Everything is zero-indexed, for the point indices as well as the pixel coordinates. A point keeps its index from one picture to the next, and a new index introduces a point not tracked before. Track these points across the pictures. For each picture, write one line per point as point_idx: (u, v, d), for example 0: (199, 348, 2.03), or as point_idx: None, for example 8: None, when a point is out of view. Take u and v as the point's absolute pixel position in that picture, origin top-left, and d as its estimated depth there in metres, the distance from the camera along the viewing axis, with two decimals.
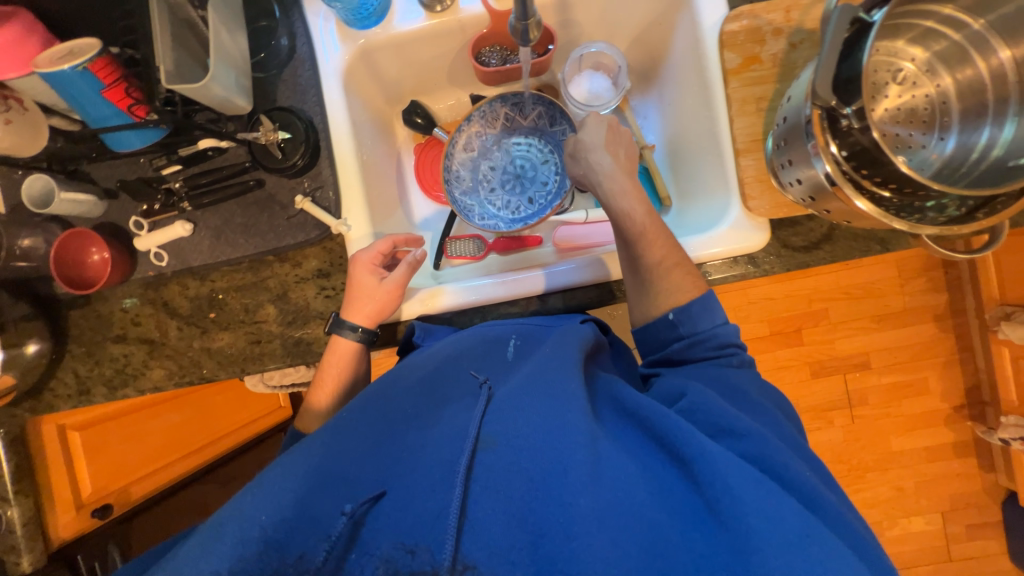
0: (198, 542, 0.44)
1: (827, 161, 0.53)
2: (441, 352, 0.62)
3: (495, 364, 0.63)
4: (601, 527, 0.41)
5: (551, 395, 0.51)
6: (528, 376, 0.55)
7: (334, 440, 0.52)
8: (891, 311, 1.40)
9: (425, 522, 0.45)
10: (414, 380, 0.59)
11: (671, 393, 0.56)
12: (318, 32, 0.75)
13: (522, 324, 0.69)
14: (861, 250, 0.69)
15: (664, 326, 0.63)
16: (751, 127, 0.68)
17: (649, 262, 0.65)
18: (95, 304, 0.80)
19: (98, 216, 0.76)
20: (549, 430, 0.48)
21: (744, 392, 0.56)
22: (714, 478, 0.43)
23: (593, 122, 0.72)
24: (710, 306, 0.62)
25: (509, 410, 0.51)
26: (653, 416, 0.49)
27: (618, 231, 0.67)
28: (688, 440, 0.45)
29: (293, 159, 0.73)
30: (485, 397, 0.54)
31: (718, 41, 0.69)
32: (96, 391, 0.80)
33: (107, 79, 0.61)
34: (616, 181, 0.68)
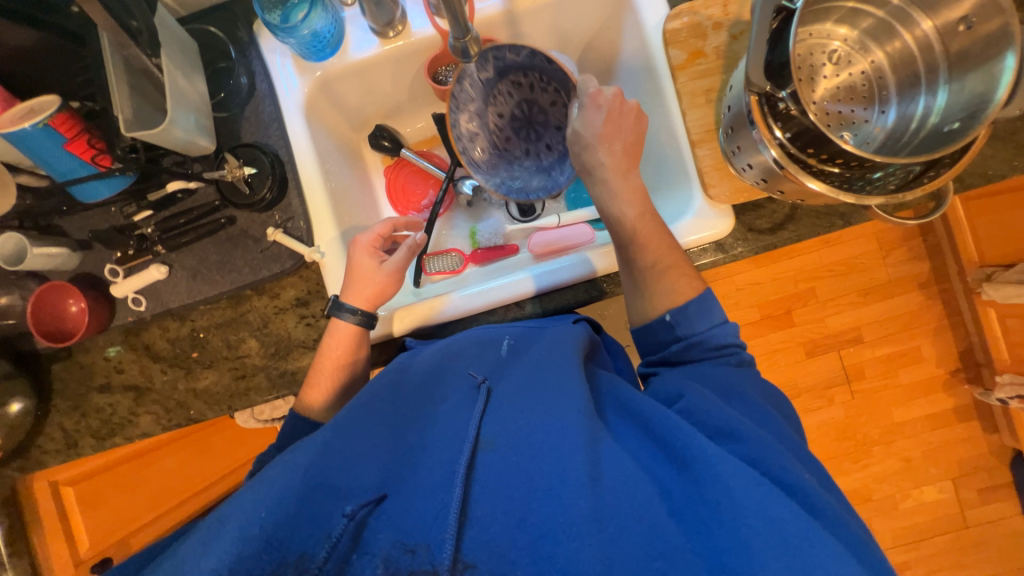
0: (196, 539, 0.43)
1: (773, 146, 0.55)
2: (436, 356, 0.64)
3: (490, 363, 0.62)
4: (601, 528, 0.41)
5: (551, 396, 0.52)
6: (531, 380, 0.56)
7: (337, 436, 0.50)
8: (875, 284, 1.42)
9: (425, 521, 0.44)
10: (413, 389, 0.59)
11: (670, 394, 0.56)
12: (276, 68, 0.77)
13: (514, 327, 0.70)
14: (825, 227, 0.70)
15: (661, 326, 0.64)
16: (703, 118, 0.70)
17: (643, 263, 0.66)
18: (78, 356, 0.80)
19: (73, 267, 0.76)
20: (552, 428, 0.48)
21: (731, 388, 0.56)
22: (715, 481, 0.42)
23: (592, 113, 0.69)
24: (707, 307, 0.63)
25: (510, 414, 0.51)
26: (656, 420, 0.49)
27: (614, 230, 0.69)
28: (689, 443, 0.45)
29: (261, 193, 0.74)
30: (484, 396, 0.54)
31: (662, 39, 0.72)
32: (84, 444, 0.80)
33: (70, 133, 0.62)
34: (609, 184, 0.69)
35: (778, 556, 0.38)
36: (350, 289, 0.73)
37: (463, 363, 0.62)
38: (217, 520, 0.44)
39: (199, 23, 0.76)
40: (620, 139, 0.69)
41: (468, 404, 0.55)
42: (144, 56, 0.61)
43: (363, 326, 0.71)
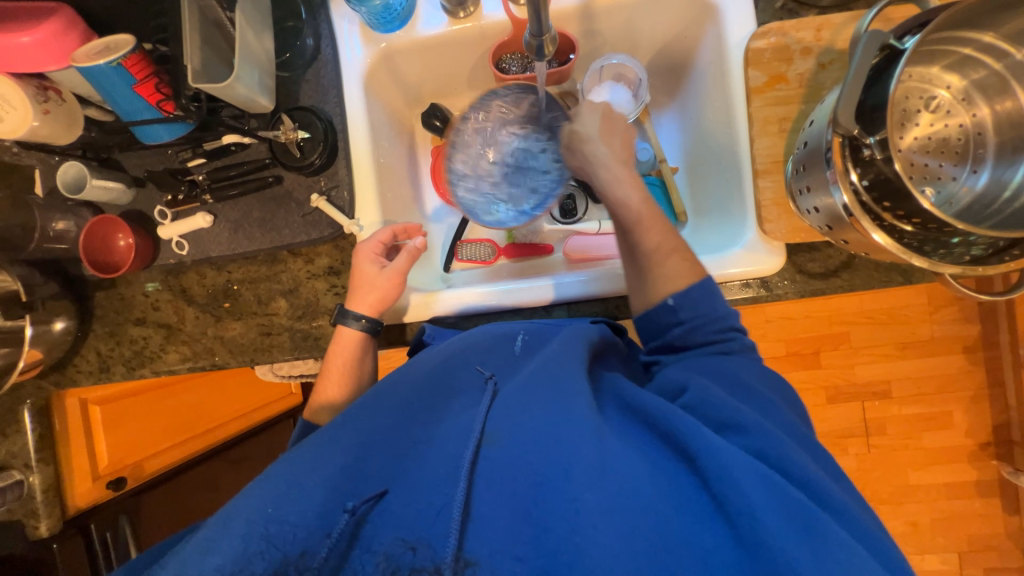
0: (207, 529, 0.44)
1: (846, 191, 0.51)
2: (449, 349, 0.63)
3: (501, 364, 0.62)
4: (605, 522, 0.40)
5: (553, 388, 0.52)
6: (529, 372, 0.55)
7: (344, 430, 0.52)
8: (917, 340, 1.35)
9: (425, 519, 0.44)
10: (419, 378, 0.59)
11: (674, 384, 0.55)
12: (342, 34, 0.76)
13: (530, 323, 0.69)
14: (882, 281, 0.66)
15: (663, 312, 0.60)
16: (772, 148, 0.66)
17: (647, 248, 0.63)
18: (120, 287, 0.83)
19: (126, 203, 0.79)
20: (554, 421, 0.48)
21: (733, 373, 0.54)
22: (721, 472, 0.41)
23: (588, 115, 0.72)
24: (711, 293, 0.59)
25: (512, 406, 0.51)
26: (657, 411, 0.48)
27: (615, 219, 0.66)
28: (694, 435, 0.44)
29: (311, 158, 0.74)
30: (490, 393, 0.54)
31: (743, 58, 0.68)
32: (115, 370, 0.84)
33: (139, 74, 0.63)
34: (611, 171, 0.67)
35: (795, 552, 0.37)
36: (358, 289, 0.73)
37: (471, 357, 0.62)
38: (226, 511, 0.45)
39: None
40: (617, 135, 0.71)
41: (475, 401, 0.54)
42: (220, 9, 0.64)
43: (368, 333, 0.72)
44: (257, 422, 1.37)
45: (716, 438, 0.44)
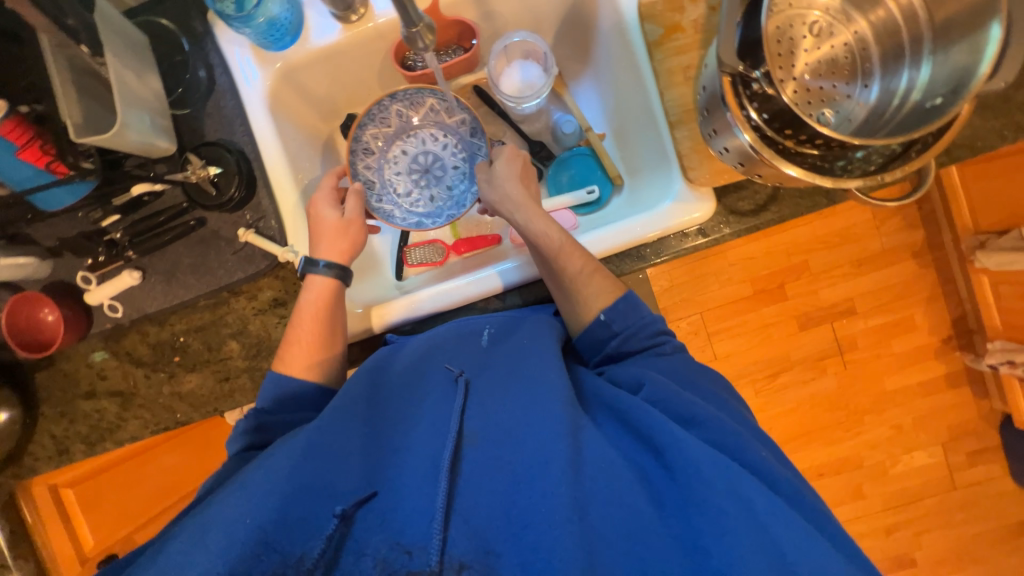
0: (178, 544, 0.40)
1: (747, 129, 0.53)
2: (416, 351, 0.61)
3: (471, 353, 0.60)
4: (582, 516, 0.41)
5: (533, 384, 0.52)
6: (504, 373, 0.55)
7: (323, 434, 0.47)
8: (868, 255, 1.40)
9: (411, 518, 0.43)
10: (393, 389, 0.56)
11: (631, 380, 0.56)
12: (234, 61, 0.73)
13: (495, 316, 0.66)
14: (808, 206, 0.69)
15: (598, 328, 0.62)
16: (681, 97, 0.68)
17: (571, 272, 0.62)
18: (60, 363, 0.80)
19: (45, 276, 0.75)
20: (532, 421, 0.48)
21: (667, 365, 0.59)
22: (686, 464, 0.44)
23: (507, 160, 0.72)
24: (636, 305, 0.62)
25: (489, 406, 0.51)
26: (633, 409, 0.50)
27: (532, 250, 0.66)
28: (662, 429, 0.47)
29: (229, 193, 0.72)
30: (464, 390, 0.52)
31: (638, 14, 0.68)
32: (75, 449, 0.80)
33: (20, 139, 0.60)
34: (527, 210, 0.67)
35: (744, 546, 0.39)
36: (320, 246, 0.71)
37: (441, 355, 0.60)
38: (199, 524, 0.41)
39: (150, 15, 0.73)
40: (528, 182, 0.72)
41: (448, 397, 0.53)
42: (88, 56, 0.60)
43: (339, 281, 0.70)
44: None
45: (681, 432, 0.46)
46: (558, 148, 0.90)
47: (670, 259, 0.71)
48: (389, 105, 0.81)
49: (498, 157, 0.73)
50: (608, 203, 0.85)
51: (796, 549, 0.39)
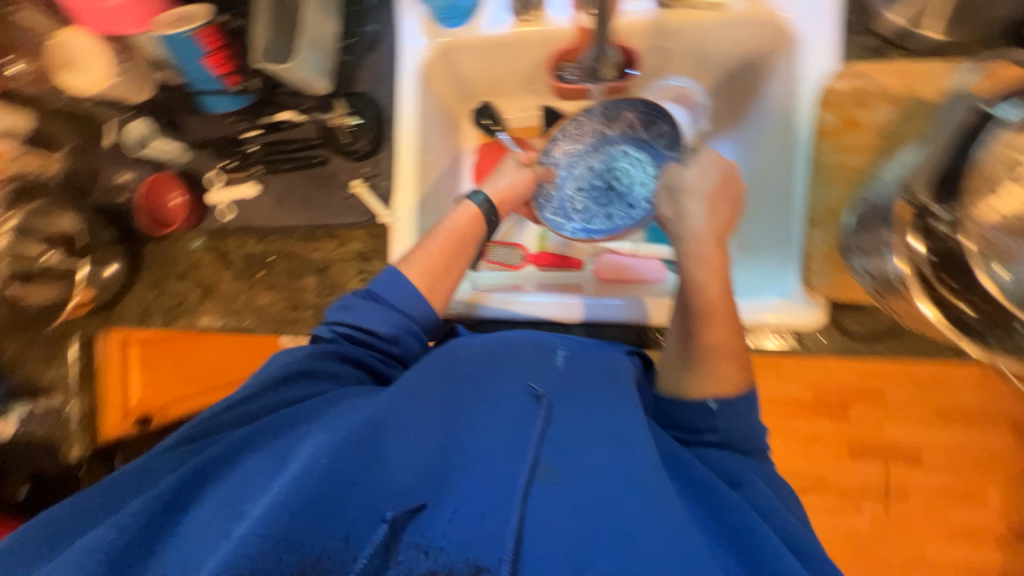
0: (254, 463, 0.45)
1: (903, 259, 0.48)
2: (493, 352, 0.59)
3: (551, 373, 0.57)
4: None
5: (618, 430, 0.49)
6: (586, 409, 0.52)
7: (390, 430, 0.46)
8: None
9: (471, 535, 0.40)
10: (464, 387, 0.54)
11: (725, 474, 0.53)
12: (405, 24, 0.76)
13: (568, 339, 0.65)
14: (930, 355, 0.62)
15: (701, 413, 0.56)
16: (832, 197, 0.62)
17: (705, 345, 0.57)
18: (168, 242, 0.88)
19: (181, 163, 0.83)
20: (619, 479, 0.44)
21: (760, 468, 0.55)
22: None
23: (699, 169, 0.65)
24: (752, 407, 0.56)
25: (570, 444, 0.47)
26: (726, 504, 0.46)
27: (681, 293, 0.61)
28: (777, 556, 0.41)
29: (358, 144, 0.77)
30: (544, 416, 0.49)
31: (818, 97, 0.63)
32: (155, 318, 0.89)
33: (211, 46, 0.68)
34: (701, 245, 0.61)
35: None
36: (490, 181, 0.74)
37: (518, 367, 0.57)
38: (276, 453, 0.46)
39: None
40: (722, 208, 0.64)
41: (524, 419, 0.49)
42: None
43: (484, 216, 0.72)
44: None
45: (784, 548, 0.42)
46: None
47: (755, 353, 0.66)
48: (586, 120, 0.81)
49: (695, 162, 0.66)
50: None
51: None
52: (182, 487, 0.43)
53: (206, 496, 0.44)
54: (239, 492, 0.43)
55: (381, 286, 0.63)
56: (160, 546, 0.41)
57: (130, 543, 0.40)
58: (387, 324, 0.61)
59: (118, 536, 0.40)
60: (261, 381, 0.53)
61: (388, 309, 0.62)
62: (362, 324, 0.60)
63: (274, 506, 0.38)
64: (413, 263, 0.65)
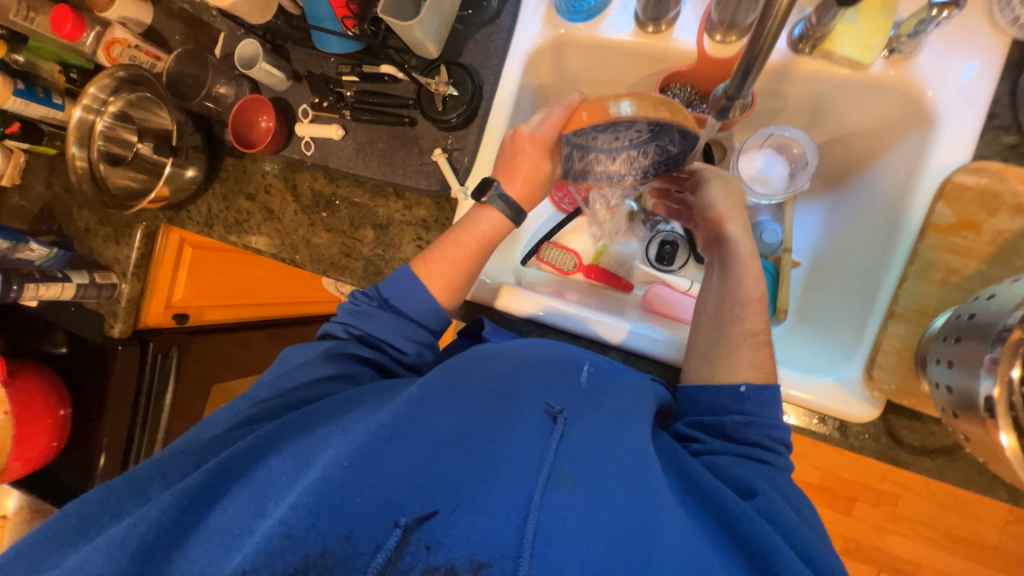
0: (275, 463, 0.46)
1: (998, 384, 0.43)
2: (518, 354, 0.57)
3: (571, 392, 0.55)
4: None
5: (633, 449, 0.47)
6: (602, 426, 0.50)
7: (405, 437, 0.45)
8: (974, 541, 1.15)
9: (490, 535, 0.40)
10: (484, 389, 0.53)
11: (737, 482, 0.49)
12: (527, 8, 0.75)
13: (597, 356, 0.62)
14: (981, 487, 0.58)
15: (730, 397, 0.56)
16: (923, 296, 0.58)
17: (750, 329, 0.60)
18: (246, 161, 0.91)
19: (279, 91, 0.86)
20: (632, 495, 0.43)
21: (776, 481, 0.51)
22: None
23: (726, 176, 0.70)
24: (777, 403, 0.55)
25: (586, 460, 0.46)
26: (732, 510, 0.44)
27: (722, 301, 0.63)
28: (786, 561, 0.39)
29: (449, 116, 0.76)
30: (558, 434, 0.48)
31: (939, 188, 0.59)
32: (215, 229, 0.93)
33: None
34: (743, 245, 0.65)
35: None
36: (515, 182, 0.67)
37: (539, 379, 0.55)
38: (295, 454, 0.46)
39: None
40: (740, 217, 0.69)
41: (540, 439, 0.48)
42: None
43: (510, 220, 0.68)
44: (285, 312, 1.43)
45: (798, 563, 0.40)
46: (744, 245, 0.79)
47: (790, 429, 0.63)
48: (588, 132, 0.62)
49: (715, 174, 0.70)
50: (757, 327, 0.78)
51: None
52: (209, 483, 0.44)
53: (231, 494, 0.44)
54: (266, 491, 0.43)
55: (395, 294, 0.65)
56: (184, 541, 0.42)
57: (158, 541, 0.40)
58: (398, 333, 0.64)
59: (150, 531, 0.40)
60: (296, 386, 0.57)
61: (402, 320, 0.64)
62: (374, 332, 0.63)
63: (291, 507, 0.38)
64: (429, 267, 0.66)
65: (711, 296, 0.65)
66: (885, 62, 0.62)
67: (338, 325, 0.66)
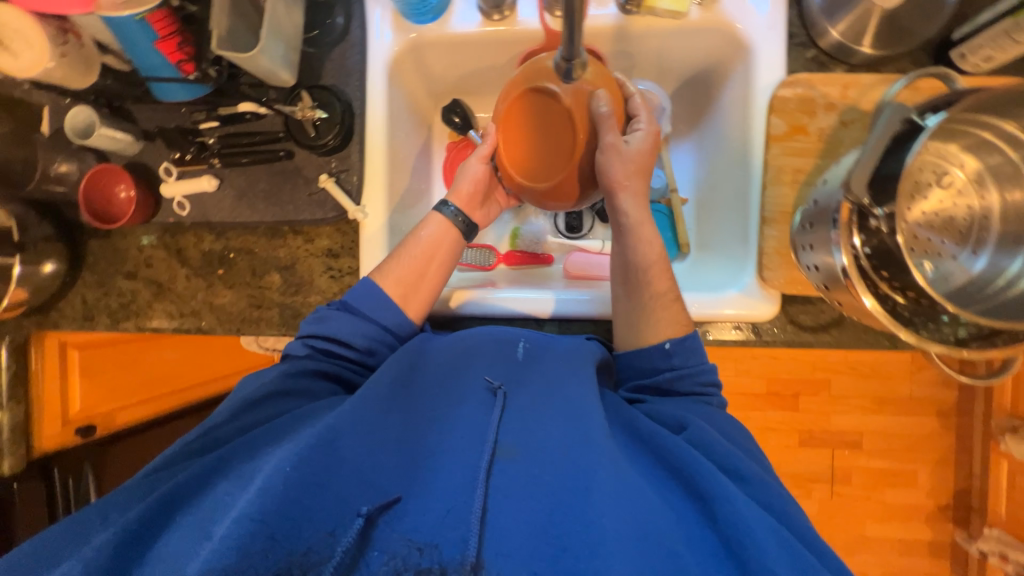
0: (222, 489, 0.45)
1: (847, 254, 0.51)
2: (457, 346, 0.59)
3: (509, 362, 0.57)
4: (631, 549, 0.39)
5: (569, 407, 0.50)
6: (543, 391, 0.53)
7: (348, 435, 0.45)
8: (893, 397, 1.33)
9: (439, 521, 0.42)
10: (427, 384, 0.54)
11: (672, 420, 0.56)
12: (373, 20, 0.75)
13: (530, 330, 0.62)
14: (868, 343, 0.67)
15: (658, 355, 0.61)
16: (782, 198, 0.67)
17: (654, 291, 0.64)
18: (115, 238, 0.82)
19: (131, 155, 0.78)
20: (573, 445, 0.46)
21: (713, 415, 0.58)
22: (737, 519, 0.42)
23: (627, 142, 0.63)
24: (698, 349, 0.61)
25: (530, 424, 0.49)
26: (669, 446, 0.49)
27: (622, 265, 0.66)
28: (711, 478, 0.45)
29: (325, 139, 0.74)
30: (500, 406, 0.50)
31: (768, 104, 0.68)
32: (99, 320, 0.83)
33: (162, 31, 0.63)
34: (636, 215, 0.65)
35: None
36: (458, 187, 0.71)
37: (479, 361, 0.57)
38: (240, 477, 0.45)
39: None
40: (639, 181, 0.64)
41: (482, 410, 0.51)
42: None
43: (462, 234, 0.70)
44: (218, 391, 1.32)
45: (722, 479, 0.45)
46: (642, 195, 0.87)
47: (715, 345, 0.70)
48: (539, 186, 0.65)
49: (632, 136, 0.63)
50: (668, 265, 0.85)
51: None
52: (154, 515, 0.43)
53: (181, 522, 0.43)
54: (208, 518, 0.42)
55: (357, 298, 0.63)
56: None
57: None
58: (360, 335, 0.61)
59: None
60: (233, 406, 0.54)
61: (363, 320, 0.62)
62: (333, 335, 0.61)
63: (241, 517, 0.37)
64: (386, 272, 0.65)
65: (619, 266, 0.68)
66: (700, 7, 0.70)
67: (300, 340, 0.62)
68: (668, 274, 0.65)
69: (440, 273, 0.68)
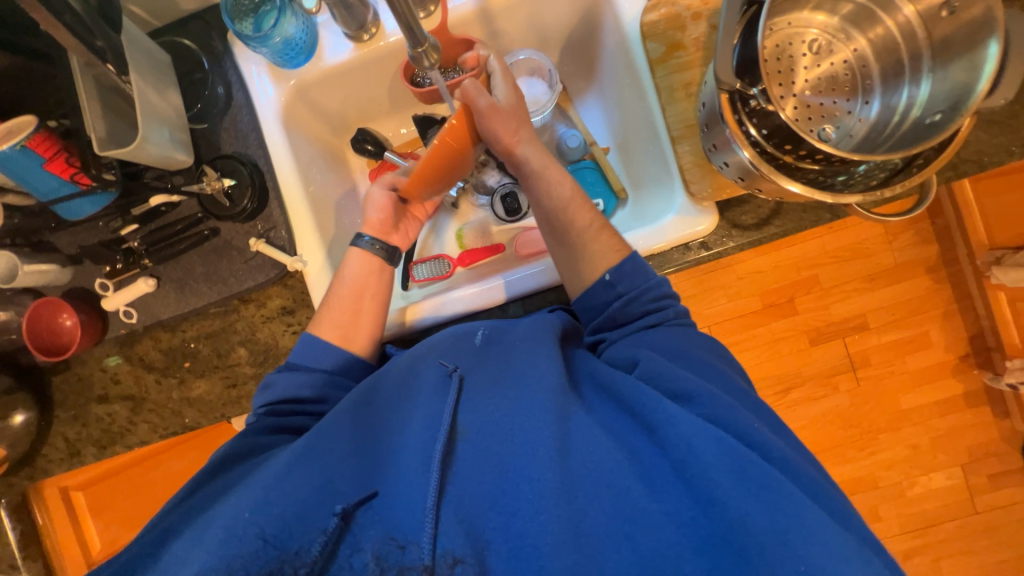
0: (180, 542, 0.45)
1: (745, 147, 0.54)
2: (413, 356, 0.61)
3: (462, 351, 0.59)
4: (570, 499, 0.42)
5: (518, 375, 0.52)
6: (494, 369, 0.54)
7: (302, 462, 0.48)
8: (881, 269, 1.35)
9: (411, 520, 0.44)
10: (388, 396, 0.57)
11: (626, 359, 0.56)
12: (251, 77, 0.77)
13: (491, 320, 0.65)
14: (812, 221, 0.68)
15: (602, 289, 0.62)
16: (683, 113, 0.68)
17: (579, 228, 0.66)
18: (75, 367, 0.82)
19: (65, 282, 0.78)
20: (520, 410, 0.48)
21: (676, 346, 0.56)
22: (679, 441, 0.43)
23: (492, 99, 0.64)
24: (642, 265, 0.62)
25: (480, 401, 0.51)
26: (626, 389, 0.50)
27: (545, 215, 0.68)
28: (655, 407, 0.46)
29: (241, 204, 0.74)
30: (454, 389, 0.52)
31: (640, 33, 0.70)
32: (86, 452, 0.81)
33: (47, 152, 0.63)
34: (540, 165, 0.68)
35: (740, 502, 0.39)
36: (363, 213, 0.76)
37: (436, 353, 0.59)
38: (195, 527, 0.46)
39: (173, 37, 0.78)
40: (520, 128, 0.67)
41: (438, 397, 0.52)
42: (114, 74, 0.64)
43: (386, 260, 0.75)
44: None
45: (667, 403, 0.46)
46: (563, 161, 0.88)
47: (673, 272, 0.71)
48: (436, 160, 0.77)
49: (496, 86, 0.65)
50: (612, 216, 0.85)
51: (795, 529, 0.38)
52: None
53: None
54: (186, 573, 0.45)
55: (297, 357, 0.67)
56: None
57: None
58: (308, 388, 0.65)
59: None
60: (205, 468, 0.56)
61: (306, 375, 0.66)
62: (284, 396, 0.64)
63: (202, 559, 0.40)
64: (322, 323, 0.69)
65: (540, 218, 0.70)
66: None
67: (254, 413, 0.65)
68: (584, 203, 0.68)
69: (375, 306, 0.72)
